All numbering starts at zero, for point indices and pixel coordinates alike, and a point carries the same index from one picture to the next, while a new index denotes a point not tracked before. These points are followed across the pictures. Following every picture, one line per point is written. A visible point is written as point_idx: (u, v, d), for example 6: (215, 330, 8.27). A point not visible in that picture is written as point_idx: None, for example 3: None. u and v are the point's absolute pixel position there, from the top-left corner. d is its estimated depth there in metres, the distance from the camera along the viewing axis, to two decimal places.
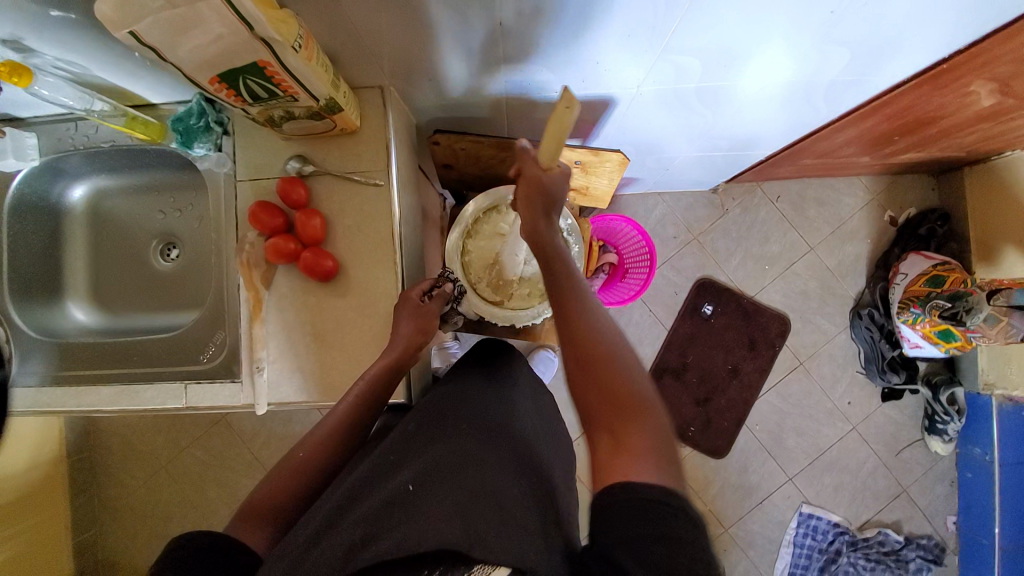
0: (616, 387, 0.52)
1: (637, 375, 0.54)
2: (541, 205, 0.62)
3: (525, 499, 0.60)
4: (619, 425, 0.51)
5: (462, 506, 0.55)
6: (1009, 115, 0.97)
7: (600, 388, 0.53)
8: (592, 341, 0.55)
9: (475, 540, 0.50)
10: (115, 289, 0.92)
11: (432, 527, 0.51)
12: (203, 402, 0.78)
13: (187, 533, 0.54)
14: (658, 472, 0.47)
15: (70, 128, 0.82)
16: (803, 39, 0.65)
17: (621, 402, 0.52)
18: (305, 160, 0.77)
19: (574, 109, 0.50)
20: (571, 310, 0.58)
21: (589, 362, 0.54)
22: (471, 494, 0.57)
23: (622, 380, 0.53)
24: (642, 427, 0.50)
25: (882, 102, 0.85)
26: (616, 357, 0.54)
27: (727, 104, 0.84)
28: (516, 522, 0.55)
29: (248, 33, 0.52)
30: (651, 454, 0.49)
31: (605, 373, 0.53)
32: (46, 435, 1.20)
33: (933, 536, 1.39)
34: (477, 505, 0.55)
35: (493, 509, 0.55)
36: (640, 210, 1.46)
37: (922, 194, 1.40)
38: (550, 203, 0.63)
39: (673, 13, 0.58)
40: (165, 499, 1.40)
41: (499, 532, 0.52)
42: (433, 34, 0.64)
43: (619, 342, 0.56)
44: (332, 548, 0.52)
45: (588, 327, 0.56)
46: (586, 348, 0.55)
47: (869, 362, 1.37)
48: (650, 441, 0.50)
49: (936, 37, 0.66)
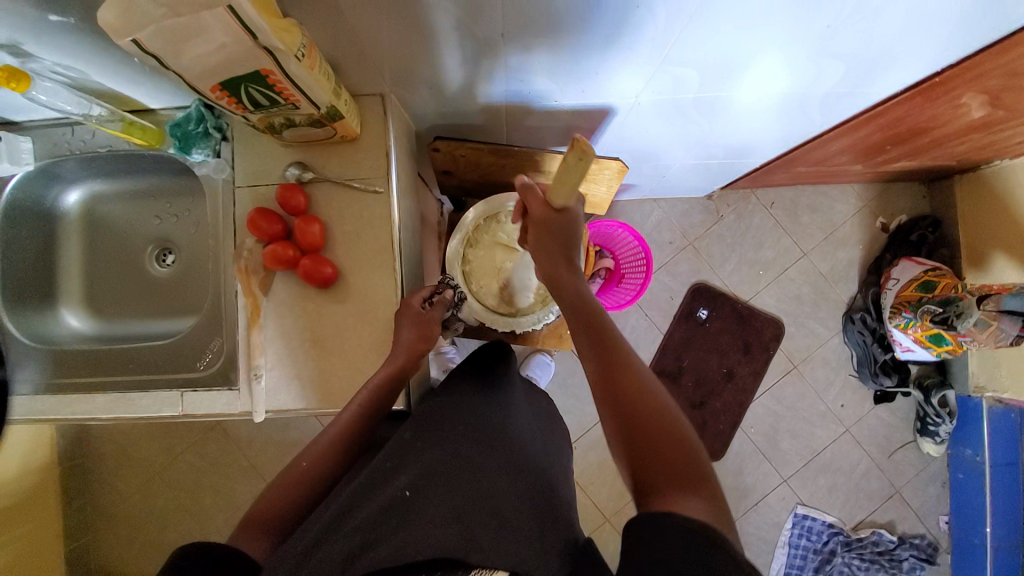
0: (661, 439, 0.53)
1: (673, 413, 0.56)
2: (560, 249, 0.69)
3: (524, 502, 0.61)
4: (666, 479, 0.50)
5: (459, 513, 0.55)
6: (999, 125, 0.99)
7: (645, 439, 0.53)
8: (639, 393, 0.57)
9: (471, 546, 0.51)
10: (109, 295, 0.91)
11: (431, 535, 0.52)
12: (200, 409, 0.78)
13: (186, 544, 0.53)
14: (706, 516, 0.47)
15: (66, 133, 0.82)
16: (800, 52, 0.66)
17: (672, 458, 0.52)
18: (304, 167, 0.77)
19: (589, 158, 0.50)
20: (617, 364, 0.60)
21: (633, 413, 0.55)
22: (468, 498, 0.58)
23: (669, 434, 0.53)
24: (693, 483, 0.50)
25: (876, 113, 0.86)
26: (662, 411, 0.55)
27: (724, 113, 0.85)
28: (512, 527, 0.56)
29: (251, 42, 0.52)
30: (700, 506, 0.48)
31: (651, 427, 0.54)
32: (38, 441, 1.19)
33: (926, 536, 1.41)
34: (474, 511, 0.56)
35: (489, 514, 0.56)
36: (636, 215, 1.47)
37: (913, 200, 1.43)
38: (568, 247, 0.69)
39: (673, 26, 0.59)
40: (159, 505, 1.38)
41: (495, 537, 0.53)
42: (435, 44, 0.64)
43: (664, 398, 0.57)
44: (330, 554, 0.52)
45: (631, 379, 0.58)
46: (632, 400, 0.56)
47: (861, 365, 1.39)
48: (703, 498, 0.49)
49: (929, 52, 0.67)
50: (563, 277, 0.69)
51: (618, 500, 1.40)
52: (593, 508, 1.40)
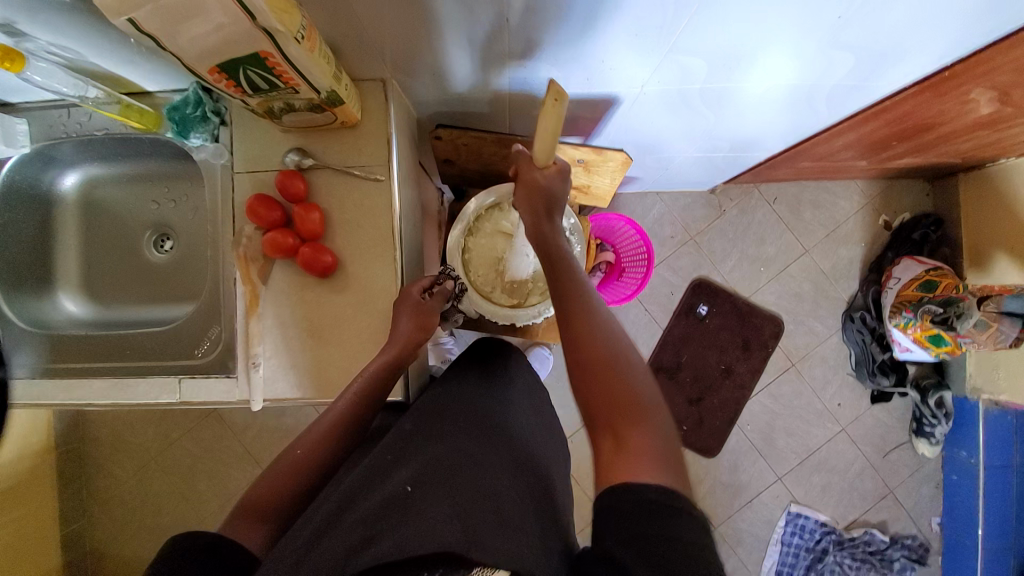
0: (620, 397, 0.53)
1: (640, 377, 0.55)
2: (540, 203, 0.67)
3: (524, 501, 0.61)
4: (623, 435, 0.51)
5: (461, 509, 0.55)
6: (1007, 123, 0.98)
7: (604, 398, 0.54)
8: (600, 351, 0.56)
9: (475, 543, 0.50)
10: (107, 280, 0.90)
11: (435, 531, 0.51)
12: (197, 397, 0.78)
13: (181, 535, 0.53)
14: (664, 478, 0.48)
15: (62, 115, 0.80)
16: (809, 43, 0.65)
17: (629, 415, 0.52)
18: (304, 153, 0.76)
19: (563, 101, 0.53)
20: (580, 320, 0.59)
21: (597, 376, 0.55)
22: (470, 497, 0.57)
23: (629, 391, 0.53)
24: (649, 438, 0.50)
25: (882, 108, 0.85)
26: (622, 367, 0.55)
27: (730, 106, 0.84)
28: (513, 525, 0.55)
29: (249, 22, 0.51)
30: (655, 464, 0.49)
31: (611, 385, 0.54)
32: (35, 425, 1.18)
33: (918, 536, 1.42)
34: (477, 509, 0.55)
35: (492, 513, 0.55)
36: (638, 209, 1.46)
37: (917, 199, 1.42)
38: (549, 202, 0.67)
39: (681, 14, 0.58)
40: (155, 491, 1.38)
41: (497, 535, 0.52)
42: (438, 29, 0.63)
43: (627, 351, 0.57)
44: (331, 549, 0.52)
45: (593, 337, 0.57)
46: (591, 359, 0.56)
47: (860, 364, 1.39)
48: (656, 451, 0.50)
49: (939, 45, 0.66)
50: (544, 230, 0.68)
51: None
52: (588, 501, 1.41)
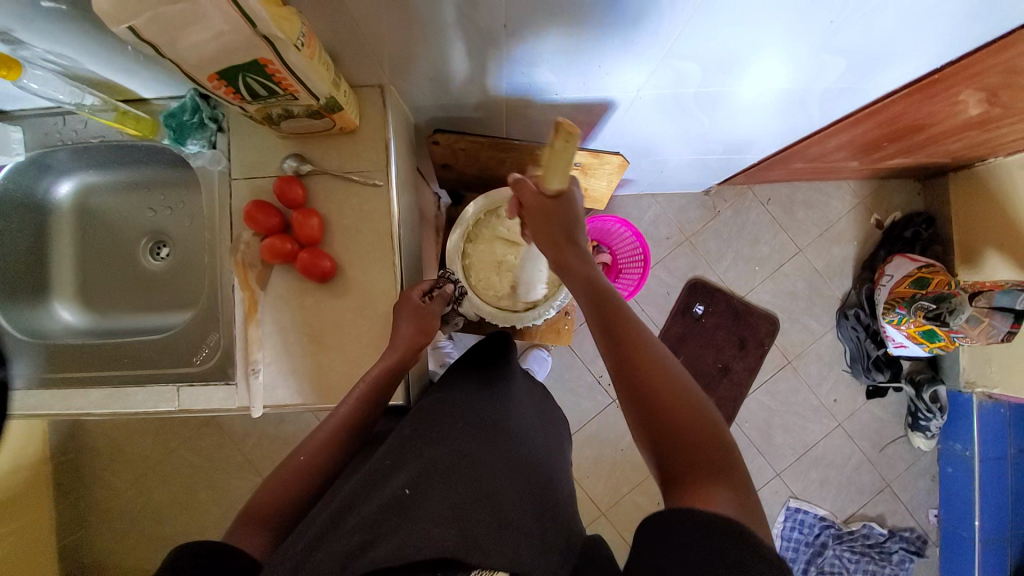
0: (691, 433, 0.52)
1: (704, 407, 0.54)
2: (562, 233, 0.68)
3: (524, 498, 0.61)
4: (696, 474, 0.50)
5: (460, 511, 0.55)
6: (995, 123, 1.00)
7: (668, 429, 0.53)
8: (665, 386, 0.55)
9: (472, 546, 0.51)
10: (103, 288, 0.89)
11: (433, 534, 0.52)
12: (197, 405, 0.77)
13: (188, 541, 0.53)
14: (735, 509, 0.46)
15: (57, 123, 0.80)
16: (801, 48, 0.66)
17: (699, 451, 0.51)
18: (303, 159, 0.76)
19: (574, 139, 0.52)
20: (640, 356, 0.58)
21: (658, 411, 0.54)
22: (468, 496, 0.58)
23: (698, 427, 0.52)
24: (722, 474, 0.49)
25: (874, 110, 0.87)
26: (691, 404, 0.54)
27: (724, 109, 0.85)
28: (512, 525, 0.56)
29: (249, 30, 0.51)
30: (729, 499, 0.47)
31: (679, 422, 0.52)
32: (30, 436, 1.17)
33: (916, 528, 1.44)
34: (475, 509, 0.56)
35: (491, 513, 0.56)
36: (633, 210, 1.47)
37: (908, 197, 1.44)
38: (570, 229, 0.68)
39: (677, 20, 0.59)
40: (153, 500, 1.37)
41: (496, 537, 0.53)
42: (436, 35, 0.64)
43: (684, 379, 0.56)
44: (332, 551, 0.52)
45: (655, 371, 0.56)
46: (655, 395, 0.55)
47: (854, 361, 1.40)
48: (732, 489, 0.48)
49: (928, 49, 0.67)
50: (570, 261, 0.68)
51: (614, 494, 1.41)
52: (589, 501, 1.41)
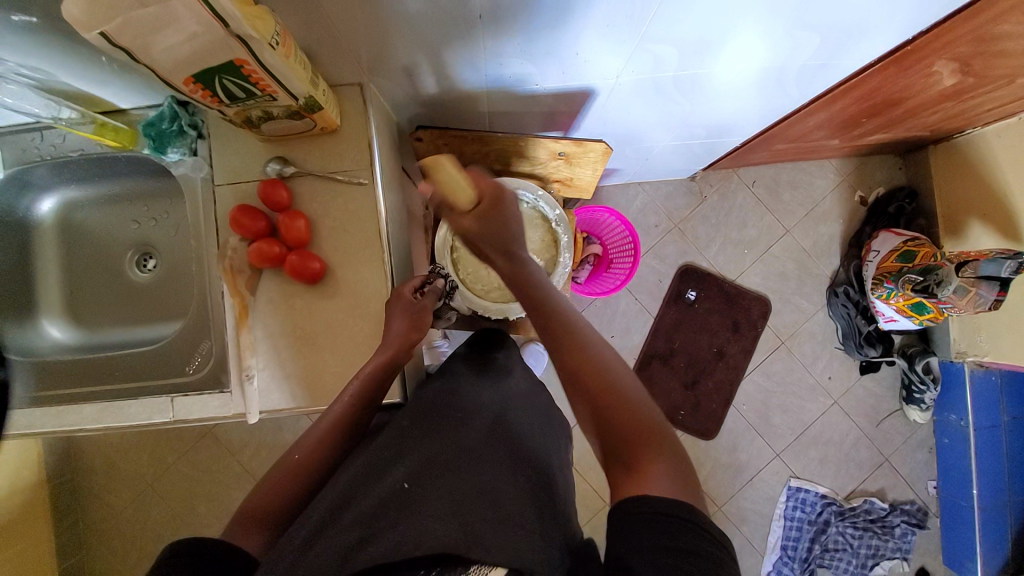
0: (627, 415, 0.54)
1: (640, 397, 0.56)
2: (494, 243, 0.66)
3: (523, 493, 0.61)
4: (639, 455, 0.51)
5: (458, 505, 0.56)
6: (971, 93, 1.01)
7: (609, 420, 0.54)
8: (603, 371, 0.57)
9: (473, 543, 0.51)
10: (91, 304, 0.88)
11: (431, 530, 0.52)
12: (192, 414, 0.77)
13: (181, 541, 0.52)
14: (677, 488, 0.49)
15: (35, 138, 0.79)
16: (775, 25, 0.66)
17: (638, 430, 0.53)
18: (286, 162, 0.76)
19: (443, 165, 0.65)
20: (575, 349, 0.59)
21: (598, 402, 0.55)
22: (468, 493, 0.57)
23: (634, 408, 0.54)
24: (663, 452, 0.52)
25: (849, 86, 0.88)
26: (625, 385, 0.56)
27: (703, 92, 0.86)
28: (512, 519, 0.56)
29: (223, 30, 0.51)
30: (670, 477, 0.50)
31: (619, 404, 0.54)
32: (24, 459, 1.16)
33: (916, 501, 1.45)
34: (475, 504, 0.56)
35: (490, 509, 0.56)
36: (620, 200, 1.47)
37: (890, 173, 1.46)
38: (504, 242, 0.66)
39: (649, 5, 0.59)
40: (154, 516, 1.35)
41: (494, 530, 0.53)
42: (411, 29, 0.64)
43: (619, 369, 0.58)
44: (329, 549, 0.52)
45: (590, 358, 0.58)
46: (594, 381, 0.56)
47: (846, 337, 1.42)
48: (671, 465, 0.51)
49: (900, 21, 0.69)
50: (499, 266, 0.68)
51: None
52: (591, 492, 1.41)
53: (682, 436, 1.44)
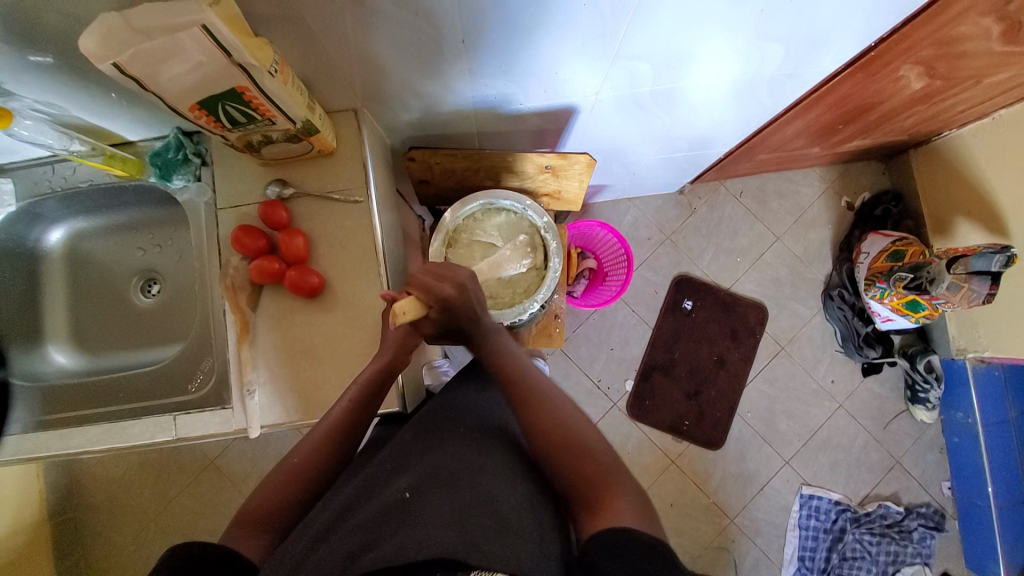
0: (587, 464, 0.62)
1: (596, 448, 0.64)
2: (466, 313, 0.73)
3: (522, 504, 0.61)
4: (599, 496, 0.58)
5: (460, 513, 0.55)
6: (942, 95, 1.05)
7: (571, 467, 0.62)
8: (560, 431, 0.65)
9: (473, 547, 0.50)
10: (96, 331, 0.91)
11: (434, 535, 0.51)
12: (195, 431, 0.77)
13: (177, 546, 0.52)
14: (639, 521, 0.55)
15: (47, 171, 0.83)
16: (742, 37, 0.70)
17: (598, 477, 0.60)
18: (285, 184, 0.79)
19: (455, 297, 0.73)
20: (533, 405, 0.68)
21: (557, 448, 0.64)
22: (468, 501, 0.57)
23: (594, 457, 0.62)
24: (621, 491, 0.58)
25: (820, 94, 0.92)
26: (583, 435, 0.65)
27: (680, 106, 0.90)
28: (511, 527, 0.56)
29: (226, 59, 0.55)
30: (632, 512, 0.56)
31: (579, 456, 0.62)
32: (24, 496, 1.16)
33: (931, 504, 1.42)
34: (474, 512, 0.56)
35: (491, 519, 0.55)
36: (612, 215, 1.51)
37: (874, 177, 1.49)
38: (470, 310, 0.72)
39: (620, 23, 0.63)
40: (155, 553, 1.33)
41: (496, 541, 0.53)
42: (401, 57, 0.68)
43: (577, 422, 0.66)
44: (330, 554, 0.51)
45: (548, 415, 0.67)
46: (552, 437, 0.65)
47: (845, 340, 1.43)
48: (630, 501, 0.58)
49: (859, 29, 0.72)
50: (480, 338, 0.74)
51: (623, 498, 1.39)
52: None
53: (687, 448, 1.43)
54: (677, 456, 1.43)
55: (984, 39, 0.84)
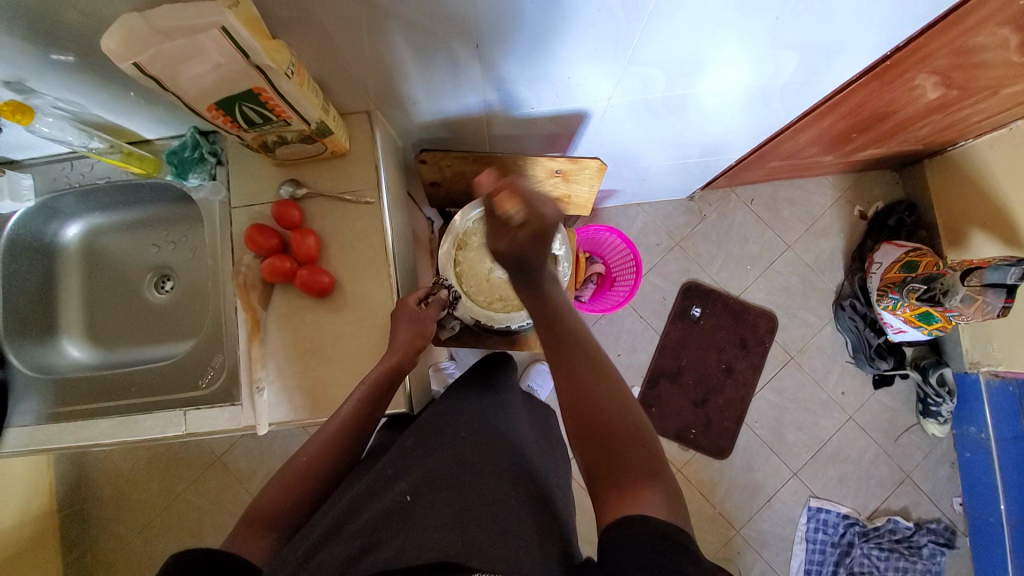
0: (626, 442, 0.57)
1: (638, 427, 0.59)
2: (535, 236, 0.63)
3: (523, 508, 0.61)
4: (629, 480, 0.55)
5: (460, 517, 0.55)
6: (959, 104, 1.04)
7: (607, 441, 0.58)
8: (601, 400, 0.60)
9: (473, 551, 0.51)
10: (110, 325, 0.92)
11: (432, 539, 0.51)
12: (205, 427, 0.78)
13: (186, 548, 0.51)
14: (666, 512, 0.51)
15: (66, 167, 0.85)
16: (756, 44, 0.70)
17: (633, 461, 0.56)
18: (297, 184, 0.80)
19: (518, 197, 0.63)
20: (581, 368, 0.63)
21: (598, 418, 0.59)
22: (468, 504, 0.57)
23: (635, 440, 0.57)
24: (654, 482, 0.54)
25: (836, 101, 0.91)
26: (628, 410, 0.60)
27: (693, 112, 0.90)
28: (512, 530, 0.56)
29: (244, 61, 0.55)
30: (660, 503, 0.52)
31: (615, 434, 0.58)
32: (34, 488, 1.18)
33: (942, 519, 1.40)
34: (475, 514, 0.56)
35: (490, 522, 0.56)
36: (621, 220, 1.51)
37: (888, 187, 1.48)
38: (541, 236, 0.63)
39: (633, 29, 0.63)
40: (161, 548, 1.34)
41: (496, 544, 0.53)
42: (416, 60, 0.68)
43: (623, 395, 0.61)
44: (332, 556, 0.51)
45: (595, 382, 0.62)
46: (594, 408, 0.60)
47: (856, 351, 1.41)
48: (660, 493, 0.53)
49: (874, 38, 0.72)
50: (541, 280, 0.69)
51: None
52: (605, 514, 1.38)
53: (694, 456, 1.42)
54: (683, 464, 1.42)
55: (1002, 50, 0.83)
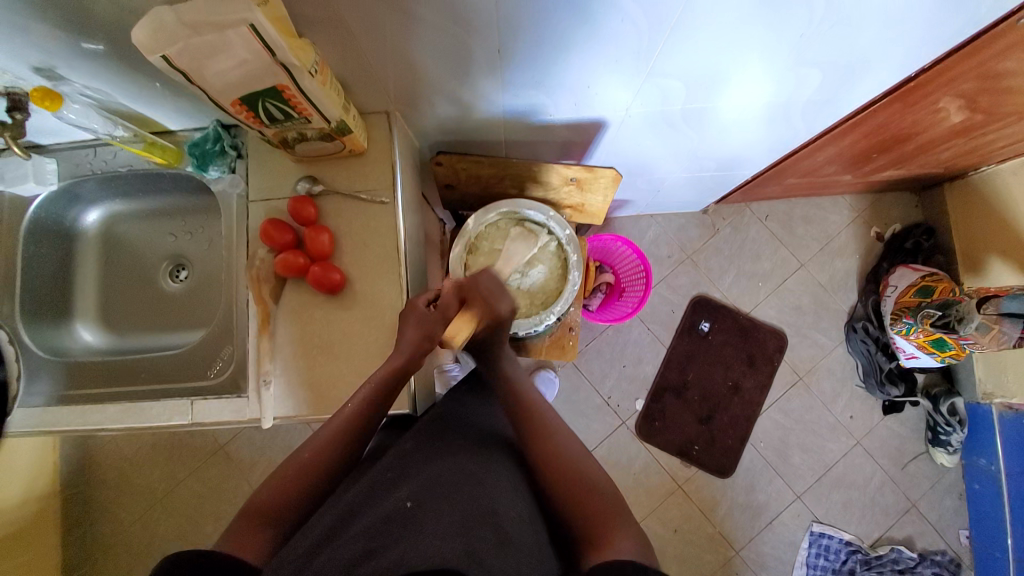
0: (589, 496, 0.62)
1: (600, 485, 0.64)
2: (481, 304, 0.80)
3: (522, 520, 0.61)
4: (600, 531, 0.58)
5: (462, 526, 0.55)
6: (980, 131, 1.03)
7: (574, 503, 0.62)
8: (560, 465, 0.66)
9: (474, 563, 0.51)
10: (125, 312, 0.94)
11: (434, 548, 0.51)
12: (211, 418, 0.79)
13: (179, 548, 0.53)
14: (639, 552, 0.56)
15: (89, 154, 0.86)
16: (779, 60, 0.70)
17: (599, 510, 0.61)
18: (314, 180, 0.81)
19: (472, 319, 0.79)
20: (540, 436, 0.70)
21: (558, 480, 0.65)
22: (470, 515, 0.57)
23: (598, 493, 0.63)
24: (623, 526, 0.59)
25: (857, 120, 0.91)
26: (587, 470, 0.65)
27: (711, 125, 0.89)
28: (511, 542, 0.56)
29: (270, 58, 0.56)
30: (633, 544, 0.57)
31: (579, 493, 0.63)
32: (40, 467, 1.19)
33: (947, 551, 1.37)
34: (477, 525, 0.56)
35: (492, 534, 0.56)
36: (633, 231, 1.50)
37: (905, 210, 1.46)
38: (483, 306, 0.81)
39: (657, 38, 0.63)
40: (159, 533, 1.35)
41: (496, 553, 0.53)
42: (438, 65, 0.69)
43: (580, 455, 0.67)
44: (331, 563, 0.51)
45: (554, 450, 0.68)
46: (554, 476, 0.65)
47: (867, 375, 1.39)
48: (631, 535, 0.58)
49: (901, 57, 0.71)
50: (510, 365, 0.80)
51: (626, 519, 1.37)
52: None
53: (696, 473, 1.40)
54: (684, 480, 1.41)
55: None
